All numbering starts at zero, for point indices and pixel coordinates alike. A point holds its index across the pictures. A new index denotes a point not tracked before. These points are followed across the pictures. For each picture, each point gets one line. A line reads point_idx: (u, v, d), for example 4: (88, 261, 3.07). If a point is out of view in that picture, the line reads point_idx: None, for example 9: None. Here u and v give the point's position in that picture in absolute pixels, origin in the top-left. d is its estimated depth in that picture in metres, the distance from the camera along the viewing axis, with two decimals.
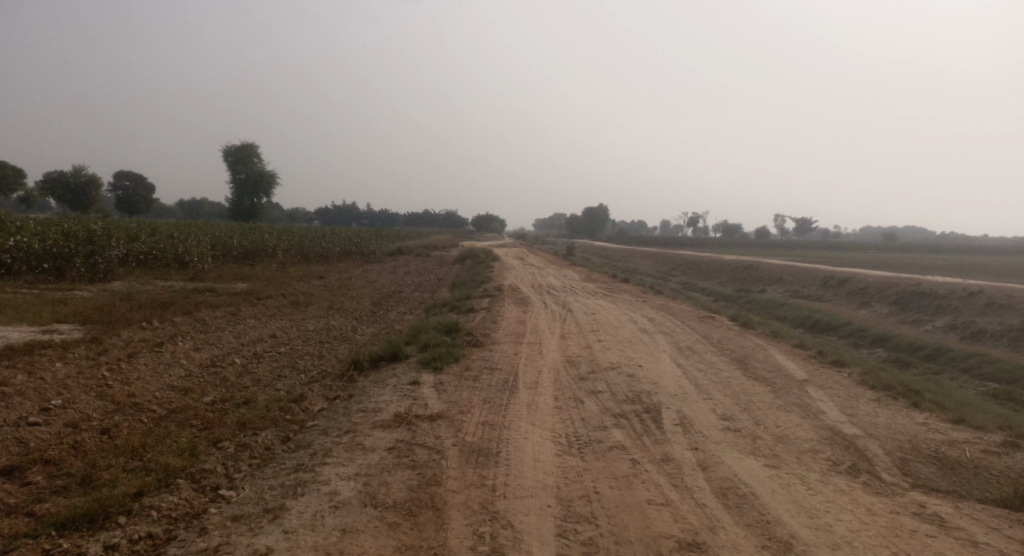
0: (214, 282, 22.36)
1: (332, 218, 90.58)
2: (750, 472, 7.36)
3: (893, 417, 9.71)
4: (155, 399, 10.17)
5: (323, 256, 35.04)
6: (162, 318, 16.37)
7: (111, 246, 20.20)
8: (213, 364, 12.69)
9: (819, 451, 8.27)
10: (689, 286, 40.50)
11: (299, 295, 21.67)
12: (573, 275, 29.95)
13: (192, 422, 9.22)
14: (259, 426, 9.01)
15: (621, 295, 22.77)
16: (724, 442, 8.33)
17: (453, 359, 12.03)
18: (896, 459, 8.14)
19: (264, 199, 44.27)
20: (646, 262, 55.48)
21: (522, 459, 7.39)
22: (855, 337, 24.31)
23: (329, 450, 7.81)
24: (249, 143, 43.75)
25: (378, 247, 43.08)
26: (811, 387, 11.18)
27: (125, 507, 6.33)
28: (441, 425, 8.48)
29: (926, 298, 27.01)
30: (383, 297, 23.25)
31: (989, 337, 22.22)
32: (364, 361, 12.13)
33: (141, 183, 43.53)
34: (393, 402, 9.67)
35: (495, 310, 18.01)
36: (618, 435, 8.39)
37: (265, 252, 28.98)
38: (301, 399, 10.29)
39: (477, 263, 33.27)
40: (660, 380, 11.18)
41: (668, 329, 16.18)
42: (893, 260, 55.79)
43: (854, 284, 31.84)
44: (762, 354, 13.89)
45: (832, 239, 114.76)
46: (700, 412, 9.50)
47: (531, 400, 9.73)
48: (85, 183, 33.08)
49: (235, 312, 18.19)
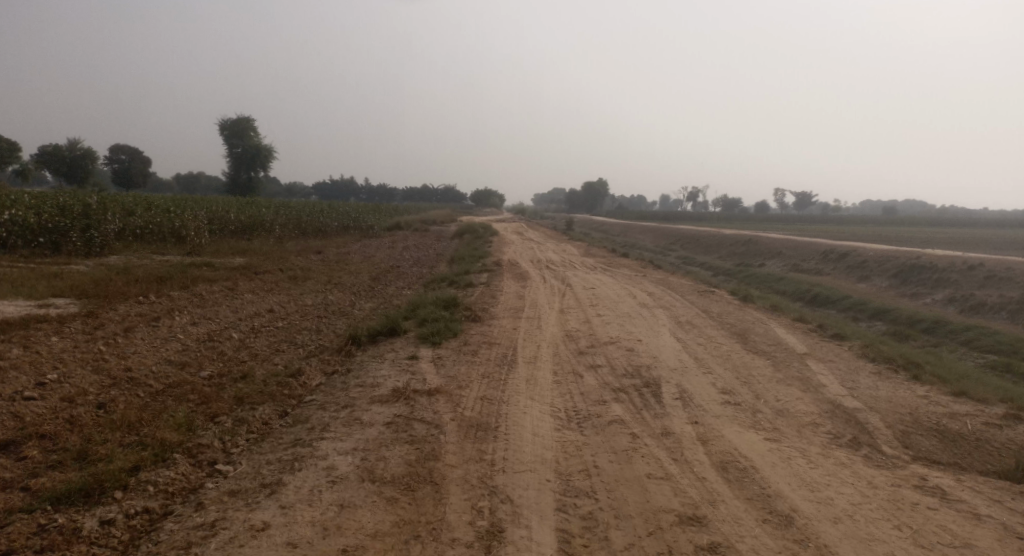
0: (211, 256, 22.24)
1: (330, 193, 90.20)
2: (750, 446, 7.31)
3: (894, 390, 9.66)
4: (152, 374, 10.11)
5: (321, 231, 34.86)
6: (158, 293, 16.27)
7: (107, 220, 20.05)
8: (210, 339, 12.62)
9: (820, 425, 8.22)
10: (689, 261, 40.39)
11: (297, 270, 21.56)
12: (572, 250, 29.79)
13: (188, 396, 9.17)
14: (256, 401, 8.96)
15: (620, 270, 22.68)
16: (724, 416, 8.28)
17: (451, 333, 11.95)
18: (897, 432, 8.09)
19: (262, 173, 43.96)
20: (645, 237, 55.30)
21: (521, 433, 7.34)
22: (854, 310, 24.27)
23: (327, 424, 7.75)
24: (245, 116, 43.32)
25: (377, 222, 42.88)
26: (812, 361, 11.12)
27: (121, 482, 6.28)
28: (439, 400, 8.42)
29: (925, 271, 26.93)
30: (382, 271, 23.14)
31: (988, 310, 22.19)
32: (362, 336, 12.06)
33: (138, 157, 43.20)
34: (391, 377, 9.61)
35: (494, 285, 17.92)
36: (618, 409, 8.33)
37: (262, 227, 28.82)
38: (299, 374, 10.22)
39: (476, 237, 33.12)
40: (659, 354, 11.12)
41: (667, 303, 16.12)
42: (892, 234, 55.64)
43: (853, 258, 31.75)
44: (762, 328, 13.84)
45: (832, 213, 114.40)
46: (699, 386, 9.45)
47: (529, 375, 9.67)
48: (81, 157, 32.79)
49: (233, 287, 18.10)
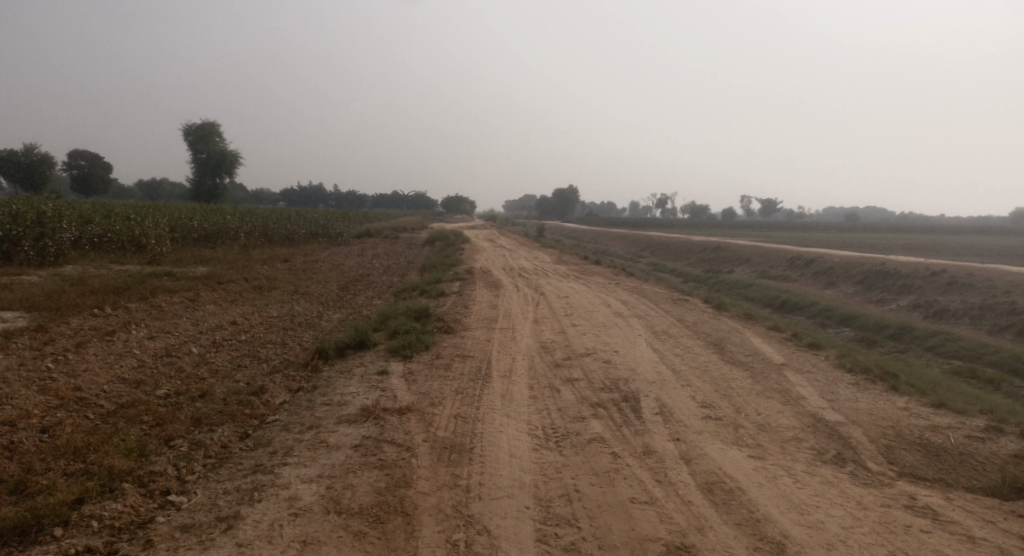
0: (173, 266, 21.52)
1: (297, 200, 88.96)
2: (735, 465, 7.04)
3: (875, 402, 9.46)
4: (103, 393, 9.58)
5: (288, 239, 34.14)
6: (115, 304, 15.62)
7: (62, 228, 19.28)
8: (168, 353, 12.08)
9: (803, 440, 7.97)
10: (658, 268, 40.36)
11: (263, 280, 20.94)
12: (543, 257, 29.49)
13: (142, 417, 8.68)
14: (215, 422, 8.49)
15: (592, 278, 22.42)
16: (706, 432, 8.00)
17: (423, 346, 11.54)
18: (881, 446, 7.85)
19: (227, 179, 43.03)
20: (615, 244, 55.24)
21: (498, 455, 6.97)
22: (822, 317, 24.32)
23: (290, 448, 7.31)
24: (210, 121, 42.39)
25: (345, 229, 42.19)
26: (790, 372, 10.91)
27: (62, 518, 5.89)
28: (411, 419, 8.02)
29: (891, 277, 27.13)
30: (350, 281, 22.60)
31: (952, 315, 22.37)
32: (329, 350, 11.59)
33: (98, 163, 41.99)
34: (359, 394, 9.18)
35: (466, 294, 17.51)
36: (597, 426, 8.01)
37: (227, 235, 28.08)
38: (262, 392, 9.74)
39: (447, 245, 32.66)
40: (637, 366, 10.83)
41: (642, 312, 15.88)
42: (855, 239, 56.34)
43: (820, 264, 31.93)
44: (737, 337, 13.64)
45: (798, 220, 115.84)
46: (679, 400, 9.17)
47: (505, 390, 9.31)
48: (38, 162, 31.67)
49: (194, 297, 17.48)
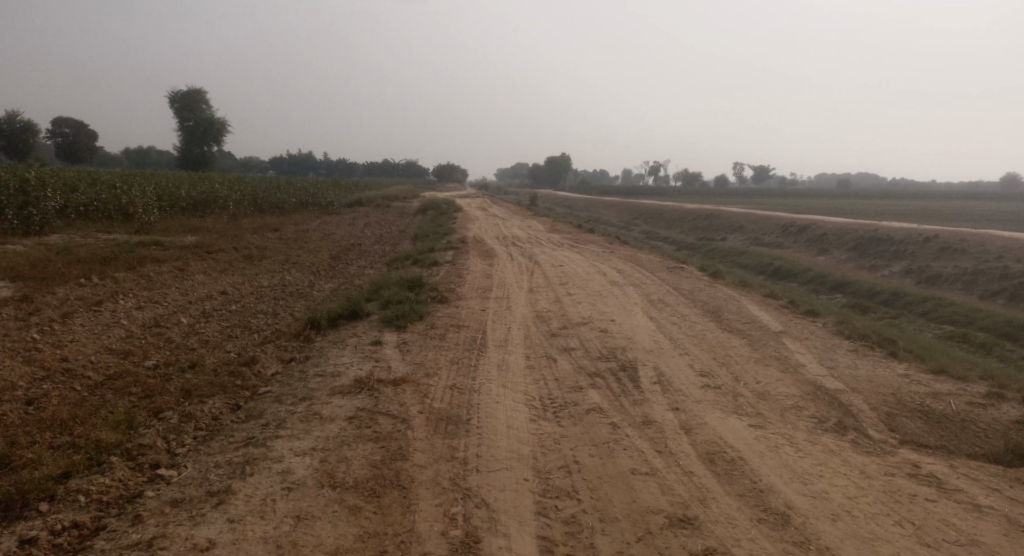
0: (162, 235, 21.19)
1: (288, 168, 88.08)
2: (736, 434, 6.92)
3: (875, 370, 9.36)
4: (91, 365, 9.39)
5: (278, 208, 33.74)
6: (102, 274, 15.35)
7: (47, 197, 18.90)
8: (157, 324, 11.86)
9: (804, 408, 7.86)
10: (651, 236, 40.20)
11: (253, 249, 20.66)
12: (536, 226, 29.25)
13: (131, 389, 8.51)
14: (206, 394, 8.33)
15: (586, 246, 22.23)
16: (706, 401, 7.88)
17: (417, 316, 11.37)
18: (882, 414, 7.75)
19: (215, 147, 42.38)
20: (608, 212, 54.96)
21: (495, 426, 6.84)
22: (815, 283, 24.26)
23: (282, 420, 7.16)
24: (197, 88, 41.63)
25: (336, 198, 41.75)
26: (788, 339, 10.80)
27: (47, 493, 5.74)
28: (405, 390, 7.87)
29: (883, 243, 27.04)
30: (341, 250, 22.34)
31: (944, 281, 22.33)
32: (322, 320, 11.41)
33: (83, 131, 41.28)
34: (353, 365, 9.02)
35: (460, 263, 17.31)
36: (595, 396, 7.88)
37: (216, 204, 27.69)
38: (254, 362, 9.57)
39: (440, 214, 32.39)
40: (634, 335, 10.69)
41: (637, 280, 15.75)
42: (847, 206, 56.16)
43: (813, 230, 31.81)
44: (734, 305, 13.53)
45: (790, 187, 115.63)
46: (677, 369, 9.05)
47: (500, 361, 9.17)
48: (22, 130, 31.03)
49: (184, 267, 17.22)
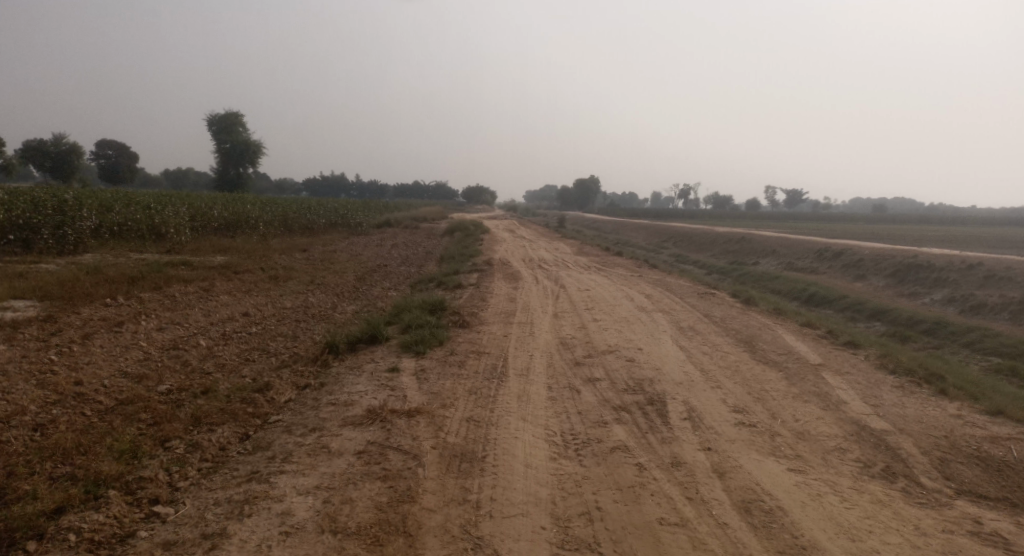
0: (191, 255, 21.18)
1: (321, 189, 89.02)
2: (774, 479, 6.42)
3: (923, 409, 8.73)
4: (103, 389, 9.14)
5: (308, 228, 33.79)
6: (128, 294, 15.25)
7: (82, 217, 18.98)
8: (175, 346, 11.62)
9: (847, 450, 7.29)
10: (681, 260, 39.46)
11: (279, 270, 20.54)
12: (564, 248, 28.83)
13: (140, 415, 8.23)
14: (215, 421, 8.02)
15: (615, 270, 21.73)
16: (740, 441, 7.36)
17: (437, 342, 10.98)
18: (935, 459, 7.15)
19: (250, 168, 42.75)
20: (637, 235, 54.28)
21: (512, 465, 6.41)
22: (852, 311, 23.45)
23: (288, 454, 6.78)
24: (233, 111, 42.11)
25: (366, 219, 41.76)
26: (828, 373, 10.20)
27: (37, 530, 5.44)
28: (420, 422, 7.47)
29: (923, 269, 26.13)
30: (367, 271, 22.13)
31: (989, 310, 21.41)
32: (340, 344, 11.08)
33: (124, 153, 42.00)
34: (367, 393, 8.63)
35: (484, 286, 16.94)
36: (620, 432, 7.40)
37: (247, 224, 27.74)
38: (267, 388, 9.24)
39: (467, 235, 32.14)
40: (662, 365, 10.19)
41: (667, 307, 15.23)
42: (884, 231, 54.81)
43: (849, 256, 30.92)
44: (769, 334, 12.93)
45: (825, 211, 113.77)
46: (709, 404, 8.53)
47: (521, 391, 8.72)
48: (67, 153, 31.54)
49: (209, 287, 17.09)
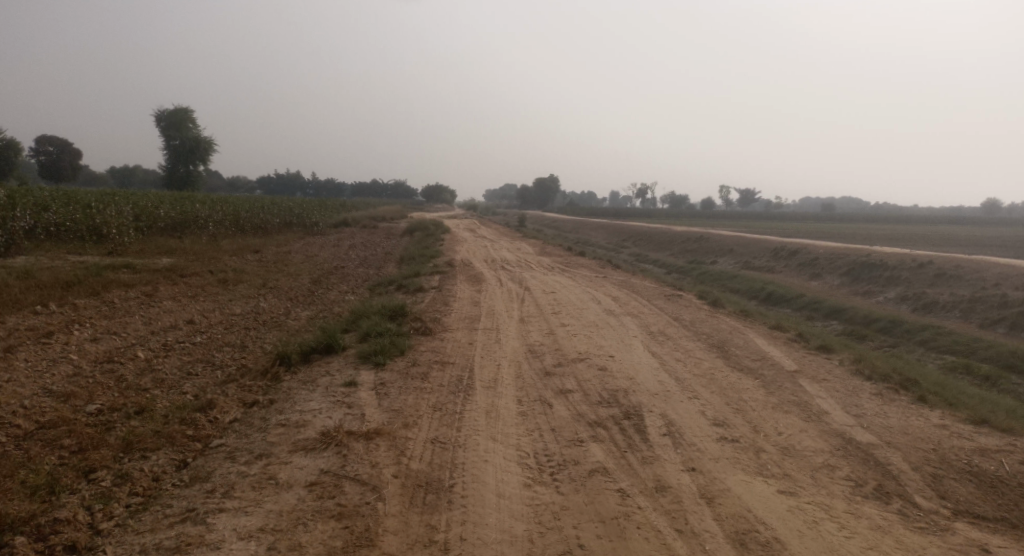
0: (134, 257, 20.02)
1: (275, 188, 87.18)
2: (766, 504, 5.93)
3: (907, 419, 8.32)
4: (23, 410, 8.26)
5: (261, 228, 32.62)
6: (62, 301, 14.20)
7: (16, 217, 17.75)
8: (110, 359, 10.71)
9: (836, 467, 6.81)
10: (639, 259, 39.25)
11: (229, 272, 19.54)
12: (525, 248, 28.30)
13: (64, 442, 7.45)
14: (150, 447, 7.26)
15: (578, 271, 21.22)
16: (724, 459, 6.83)
17: (397, 352, 10.28)
18: (928, 476, 6.72)
19: (201, 166, 41.25)
20: (596, 234, 54.13)
21: (482, 495, 5.84)
22: (809, 310, 23.35)
23: (230, 487, 6.12)
24: (183, 107, 40.59)
25: (322, 218, 40.62)
26: (805, 381, 9.76)
27: None
28: (380, 446, 6.80)
29: (876, 268, 26.22)
30: (323, 273, 21.23)
31: (942, 308, 21.49)
32: (293, 355, 10.30)
33: (67, 149, 40.14)
34: (322, 413, 7.90)
35: (446, 289, 16.25)
36: (598, 453, 6.83)
37: (196, 224, 26.53)
38: (210, 407, 8.45)
39: (427, 235, 31.40)
40: (636, 374, 9.64)
41: (634, 310, 14.75)
42: (833, 230, 55.67)
43: (804, 255, 31.01)
44: (740, 338, 12.53)
45: (777, 210, 115.43)
46: (688, 417, 8.00)
47: (490, 406, 8.09)
48: (5, 148, 29.77)
49: (152, 292, 16.06)
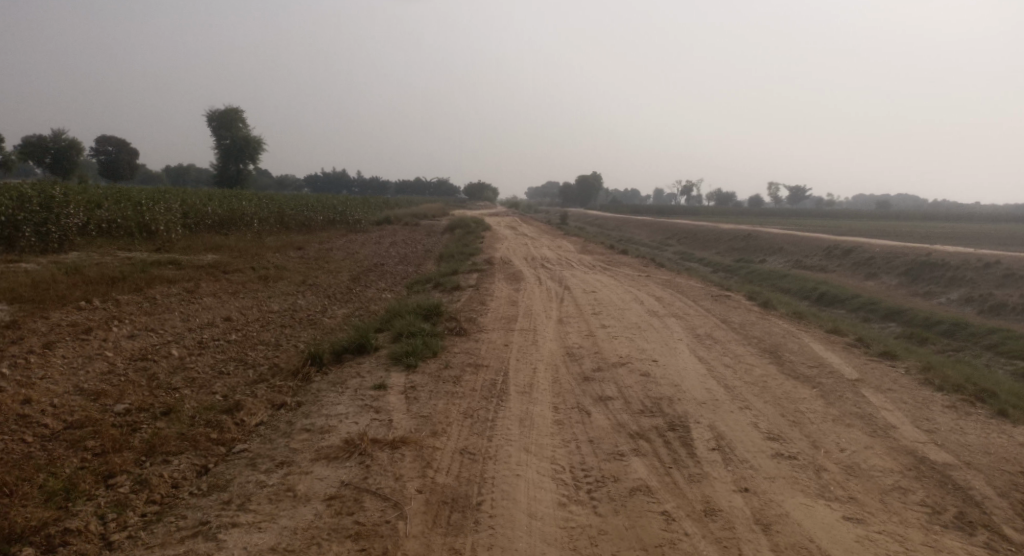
0: (180, 253, 20.10)
1: (322, 186, 88.05)
2: (830, 537, 5.36)
3: (985, 436, 7.56)
4: (51, 408, 8.07)
5: (305, 225, 32.71)
6: (105, 296, 14.18)
7: (69, 213, 17.89)
8: (144, 357, 10.53)
9: (909, 490, 6.14)
10: (685, 257, 38.30)
11: (271, 269, 19.48)
12: (568, 246, 27.72)
13: (88, 443, 7.20)
14: (172, 450, 6.96)
15: (621, 269, 20.57)
16: (781, 479, 6.22)
17: (430, 353, 9.88)
18: (1016, 504, 6.02)
19: (251, 165, 41.66)
20: (640, 232, 53.12)
21: (513, 516, 5.42)
22: (865, 311, 22.27)
23: (247, 498, 5.75)
24: (234, 107, 41.02)
25: (366, 216, 40.65)
26: (868, 391, 9.03)
27: None
28: (406, 456, 6.38)
29: (937, 268, 24.91)
30: (363, 271, 21.02)
31: (1010, 311, 20.23)
32: (324, 355, 9.97)
33: (125, 148, 40.87)
34: (348, 418, 7.51)
35: (484, 288, 15.81)
36: (640, 468, 6.30)
37: (242, 221, 26.62)
38: (237, 409, 8.14)
39: (469, 233, 31.06)
40: (681, 381, 9.04)
41: (680, 311, 14.11)
42: (888, 228, 53.55)
43: (859, 254, 29.73)
44: (794, 343, 11.80)
45: (830, 208, 111.71)
46: (739, 429, 7.40)
47: (525, 414, 7.60)
48: (67, 149, 30.30)
49: (193, 289, 15.98)
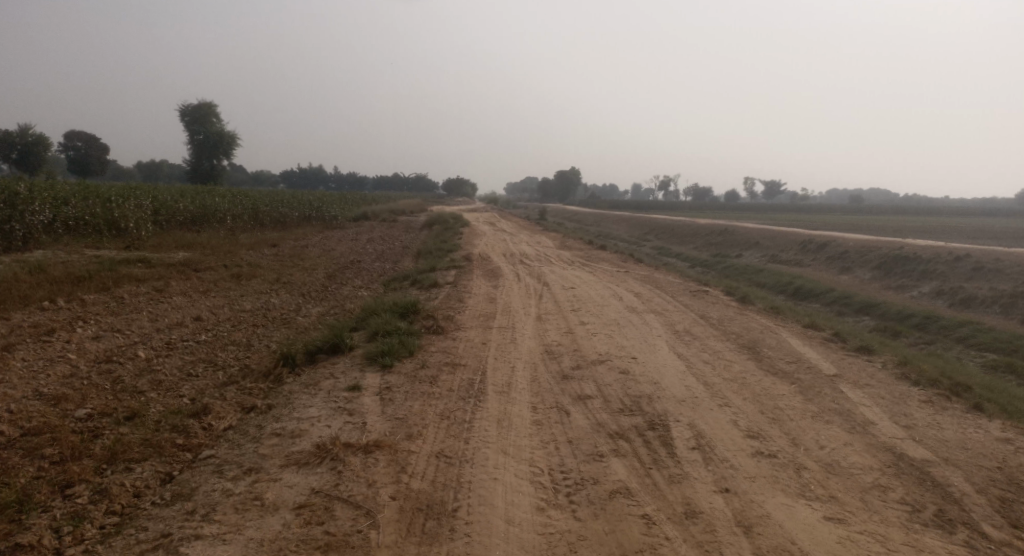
0: (151, 251, 19.65)
1: (297, 182, 87.08)
2: (812, 538, 5.26)
3: (963, 432, 7.52)
4: (9, 415, 7.76)
5: (280, 221, 32.26)
6: (70, 296, 13.77)
7: (34, 210, 17.39)
8: (109, 359, 10.20)
9: (889, 488, 6.07)
10: (662, 253, 38.33)
11: (244, 267, 19.12)
12: (545, 242, 27.57)
13: (46, 451, 6.90)
14: (135, 457, 6.70)
15: (598, 265, 20.47)
16: (762, 479, 6.11)
17: (406, 352, 9.67)
18: (995, 500, 5.97)
19: (224, 160, 41.03)
20: (618, 228, 53.12)
21: (490, 522, 5.26)
22: (840, 305, 22.37)
23: (212, 507, 5.53)
24: (207, 102, 40.37)
25: (342, 212, 40.18)
26: (846, 386, 8.97)
27: None
28: (379, 461, 6.19)
29: (910, 262, 25.10)
30: (338, 268, 20.70)
31: (980, 304, 20.43)
32: (297, 355, 9.72)
33: (94, 144, 40.05)
34: (320, 421, 7.29)
35: (462, 285, 15.61)
36: (620, 470, 6.16)
37: (215, 218, 26.15)
38: (205, 413, 7.89)
39: (446, 229, 30.80)
40: (661, 379, 8.91)
41: (658, 307, 14.01)
42: (861, 222, 54.03)
43: (833, 248, 29.91)
44: (772, 338, 11.75)
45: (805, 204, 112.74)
46: (720, 427, 7.29)
47: (503, 415, 7.43)
48: (35, 144, 29.60)
49: (162, 288, 15.60)
